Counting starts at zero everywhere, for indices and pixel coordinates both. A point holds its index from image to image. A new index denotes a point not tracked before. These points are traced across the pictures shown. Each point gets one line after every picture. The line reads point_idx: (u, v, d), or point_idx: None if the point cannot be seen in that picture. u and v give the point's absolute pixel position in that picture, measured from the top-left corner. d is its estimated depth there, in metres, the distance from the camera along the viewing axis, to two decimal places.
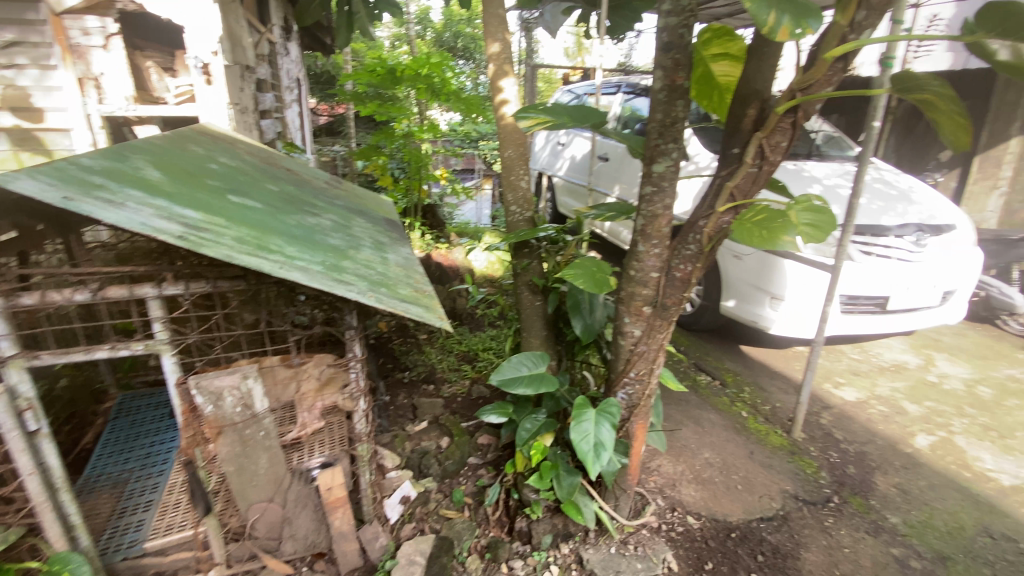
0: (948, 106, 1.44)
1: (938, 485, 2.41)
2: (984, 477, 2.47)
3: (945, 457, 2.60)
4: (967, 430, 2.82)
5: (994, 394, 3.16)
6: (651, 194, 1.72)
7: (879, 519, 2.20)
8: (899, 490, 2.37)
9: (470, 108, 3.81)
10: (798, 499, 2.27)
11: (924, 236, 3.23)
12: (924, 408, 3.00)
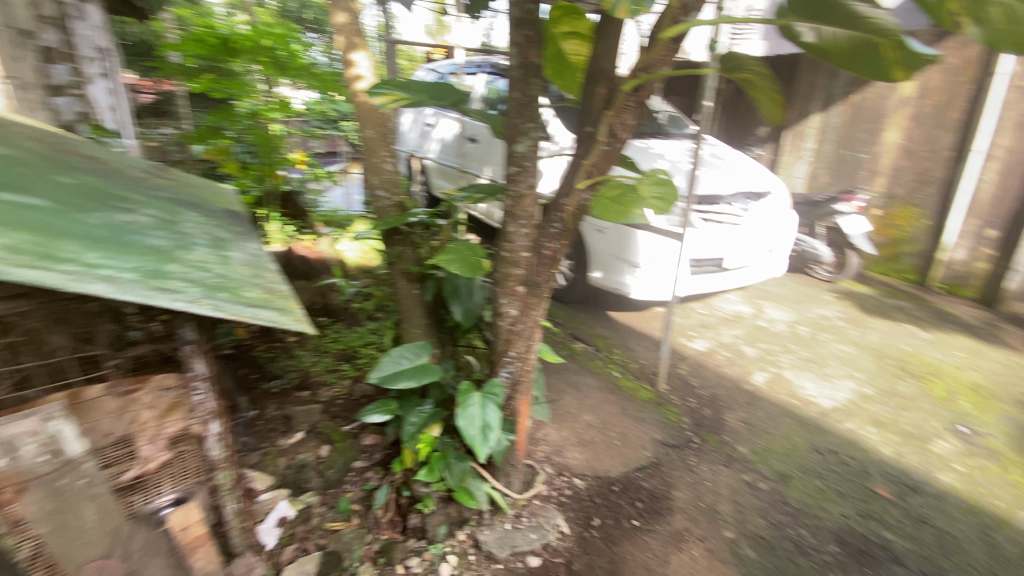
0: (766, 84, 1.61)
1: (773, 415, 2.82)
2: (808, 402, 2.95)
3: (779, 390, 3.06)
4: (793, 364, 3.35)
5: (809, 331, 3.81)
6: (516, 174, 1.70)
7: (731, 451, 2.53)
8: (746, 423, 2.75)
9: (326, 84, 3.60)
10: (666, 445, 2.53)
11: (748, 203, 3.77)
12: (760, 350, 3.51)
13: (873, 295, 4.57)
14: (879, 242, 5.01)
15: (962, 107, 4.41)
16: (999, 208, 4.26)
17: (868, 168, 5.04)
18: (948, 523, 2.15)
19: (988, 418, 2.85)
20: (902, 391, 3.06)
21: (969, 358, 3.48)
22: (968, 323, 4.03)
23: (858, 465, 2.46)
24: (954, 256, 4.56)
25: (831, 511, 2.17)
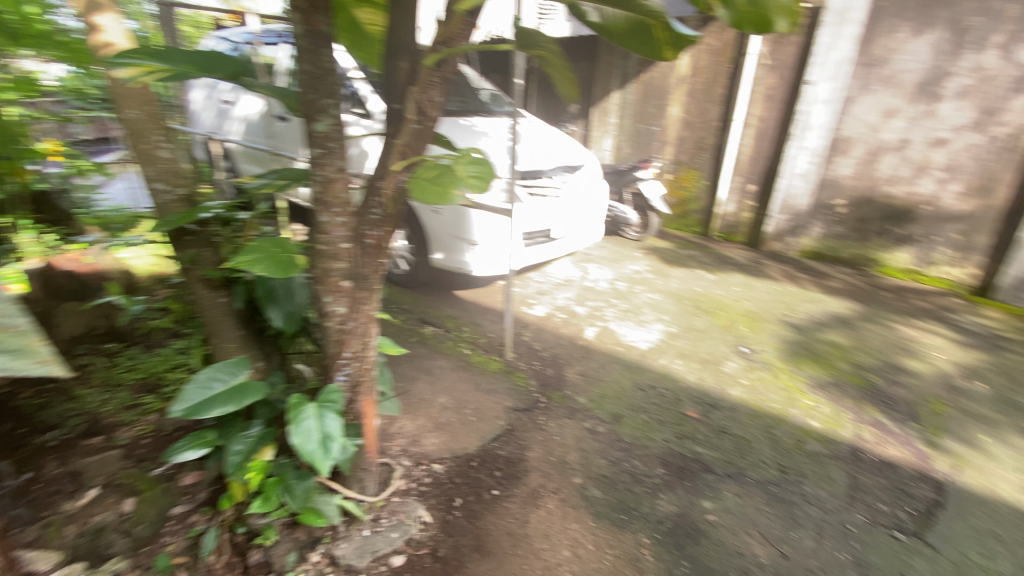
0: (558, 61, 1.51)
1: (604, 363, 3.17)
2: (630, 347, 3.37)
3: (606, 340, 3.46)
4: (616, 315, 3.81)
5: (626, 285, 4.35)
6: (321, 156, 1.53)
7: (573, 403, 2.76)
8: (583, 376, 3.02)
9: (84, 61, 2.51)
10: (517, 410, 2.66)
11: (564, 176, 4.08)
12: (588, 307, 3.93)
13: (673, 248, 5.36)
14: (673, 203, 5.89)
15: (723, 86, 5.28)
16: (754, 167, 5.26)
17: (660, 139, 5.86)
18: (740, 428, 2.60)
19: (758, 335, 3.56)
20: (698, 325, 3.67)
21: (741, 290, 4.31)
22: (739, 262, 4.98)
23: (671, 394, 2.88)
24: (725, 209, 5.56)
25: (656, 439, 2.50)
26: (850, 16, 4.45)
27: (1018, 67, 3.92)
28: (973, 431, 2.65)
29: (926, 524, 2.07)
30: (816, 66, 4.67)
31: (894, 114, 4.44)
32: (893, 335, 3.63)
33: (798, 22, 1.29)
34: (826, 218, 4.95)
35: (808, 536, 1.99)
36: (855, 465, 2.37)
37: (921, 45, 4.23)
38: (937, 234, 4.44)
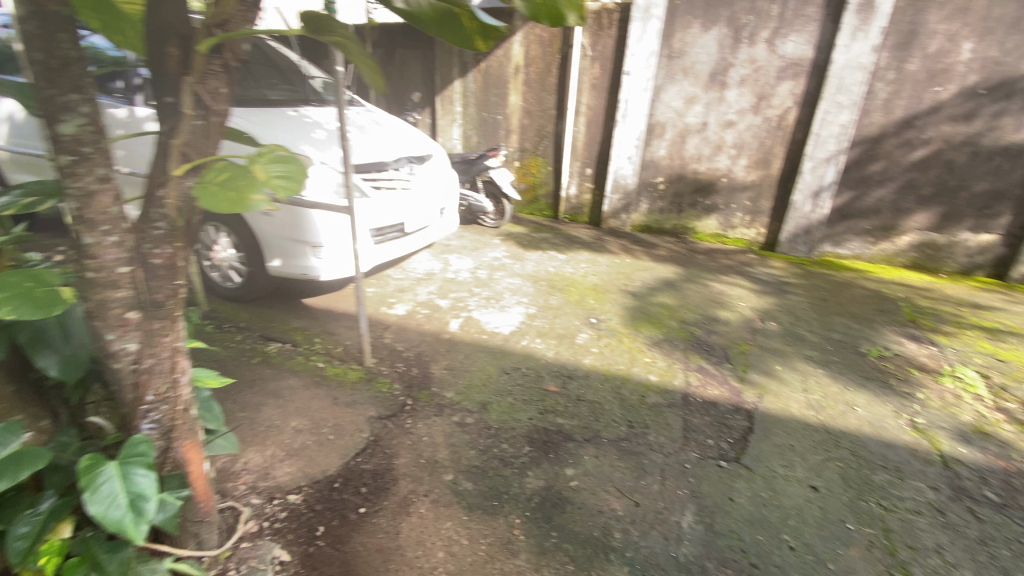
0: (353, 49, 1.29)
1: (468, 353, 3.18)
2: (492, 333, 3.42)
3: (469, 329, 3.46)
4: (478, 304, 3.83)
5: (486, 273, 4.41)
6: (72, 164, 1.25)
7: (438, 400, 2.72)
8: (447, 370, 3.00)
9: None
10: (381, 418, 2.55)
11: (413, 167, 3.95)
12: (450, 299, 3.89)
13: (526, 232, 5.57)
14: (523, 188, 6.15)
15: (555, 74, 5.63)
16: (588, 152, 5.70)
17: (504, 127, 6.03)
18: (593, 393, 2.82)
19: (604, 306, 3.88)
20: (553, 303, 3.88)
21: (589, 266, 4.65)
22: (585, 241, 5.37)
23: (533, 373, 3.00)
24: (569, 192, 5.93)
25: (520, 419, 2.59)
26: (653, 11, 4.95)
27: (777, 60, 4.75)
28: (770, 363, 3.20)
29: (743, 449, 2.45)
30: (630, 57, 5.13)
31: (695, 100, 5.10)
32: (710, 291, 4.22)
33: (585, 17, 1.33)
34: (652, 195, 5.55)
35: (654, 480, 2.23)
36: (686, 409, 2.72)
37: (709, 40, 4.90)
38: (735, 202, 5.26)
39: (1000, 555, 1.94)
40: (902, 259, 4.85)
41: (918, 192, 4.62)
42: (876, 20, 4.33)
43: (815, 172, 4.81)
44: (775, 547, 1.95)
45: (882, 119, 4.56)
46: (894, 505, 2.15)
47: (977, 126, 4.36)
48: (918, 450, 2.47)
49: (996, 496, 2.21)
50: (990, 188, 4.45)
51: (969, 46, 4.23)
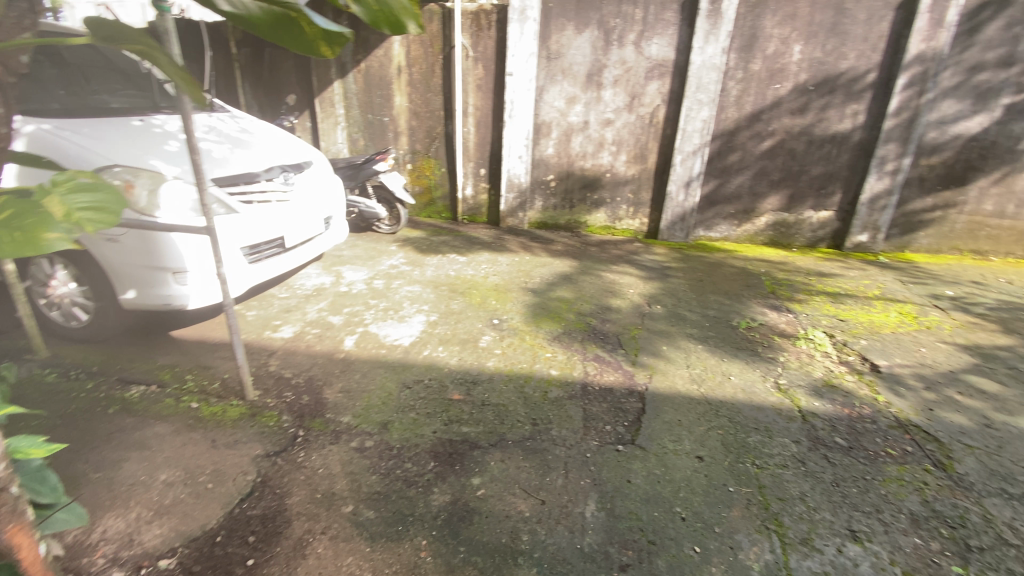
0: (161, 58, 1.23)
1: (366, 372, 3.03)
2: (392, 347, 3.30)
3: (366, 345, 3.30)
4: (375, 317, 3.66)
5: (383, 282, 4.24)
6: None
7: (334, 427, 2.57)
8: (344, 393, 2.84)
9: None
10: (269, 456, 2.36)
11: (289, 175, 3.67)
12: (344, 315, 3.69)
13: (424, 237, 5.45)
14: (417, 191, 6.03)
15: (439, 75, 5.57)
16: (480, 153, 5.71)
17: (392, 129, 5.85)
18: (497, 396, 2.83)
19: (505, 305, 3.91)
20: (454, 308, 3.82)
21: (488, 267, 4.66)
22: (484, 241, 5.37)
23: (436, 383, 2.94)
24: (465, 193, 5.91)
25: (423, 433, 2.53)
26: (529, 14, 5.05)
27: (645, 61, 5.09)
28: (658, 344, 3.44)
29: (638, 430, 2.60)
30: (510, 58, 5.20)
31: (575, 99, 5.32)
32: (603, 282, 4.43)
33: (422, 25, 1.56)
34: (544, 192, 5.69)
35: (558, 475, 2.29)
36: (586, 399, 2.82)
37: (583, 42, 5.12)
38: (620, 195, 5.57)
39: (848, 493, 2.23)
40: (762, 238, 5.45)
41: (769, 178, 5.22)
42: (723, 25, 4.78)
43: (685, 164, 5.24)
44: (668, 520, 2.08)
45: (736, 114, 5.08)
46: (766, 463, 2.40)
47: (810, 118, 5.00)
48: (782, 409, 2.79)
49: (843, 440, 2.55)
50: (824, 172, 5.13)
51: (798, 48, 4.82)
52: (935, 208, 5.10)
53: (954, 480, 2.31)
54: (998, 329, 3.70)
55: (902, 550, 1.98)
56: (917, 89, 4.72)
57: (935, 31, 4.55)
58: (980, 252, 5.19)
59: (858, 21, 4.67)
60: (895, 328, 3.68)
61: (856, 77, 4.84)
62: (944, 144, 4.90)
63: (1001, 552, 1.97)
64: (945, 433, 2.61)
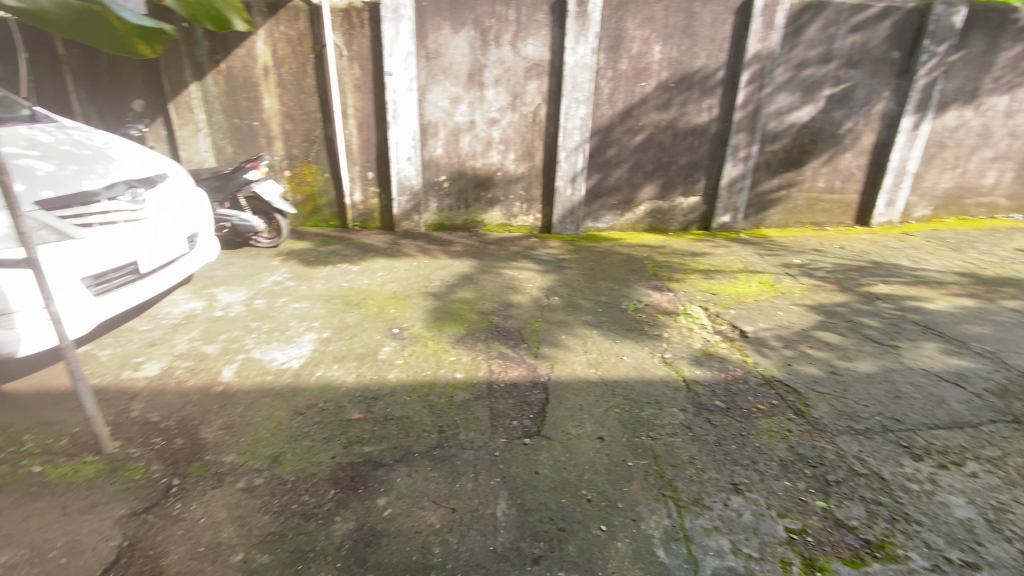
0: None
1: (252, 403, 2.77)
2: (280, 371, 3.04)
3: (249, 374, 3.01)
4: (258, 342, 3.35)
5: (266, 302, 3.90)
6: None
7: (217, 470, 2.32)
8: (226, 430, 2.57)
9: None
10: (136, 514, 2.07)
11: (138, 191, 3.20)
12: (221, 343, 3.33)
13: (311, 248, 5.11)
14: (300, 200, 5.64)
15: (311, 75, 5.23)
16: (365, 156, 5.48)
17: (264, 135, 5.41)
18: (401, 408, 2.73)
19: (405, 313, 3.78)
20: (348, 321, 3.62)
21: (384, 274, 4.49)
22: (378, 247, 5.16)
23: (332, 404, 2.76)
24: (353, 199, 5.63)
25: (322, 461, 2.37)
26: (402, 12, 4.93)
27: (522, 61, 5.21)
28: (558, 334, 3.55)
29: (543, 421, 2.66)
30: (388, 58, 5.04)
31: (458, 99, 5.30)
32: (502, 279, 4.48)
33: None
34: (437, 193, 5.61)
35: (467, 480, 2.27)
36: (492, 398, 2.83)
37: (460, 42, 5.11)
38: (512, 192, 5.66)
39: (729, 450, 2.47)
40: (643, 225, 5.87)
41: (644, 169, 5.63)
42: (591, 26, 5.05)
43: (569, 160, 5.47)
44: (576, 505, 2.15)
45: (610, 110, 5.40)
46: (659, 434, 2.58)
47: (674, 112, 5.46)
48: (669, 381, 3.02)
49: (722, 403, 2.82)
50: (691, 161, 5.64)
51: (657, 49, 5.23)
52: (781, 188, 5.84)
53: (811, 424, 2.66)
54: (835, 289, 4.33)
55: (775, 493, 2.23)
56: (758, 84, 5.35)
57: (767, 34, 5.19)
58: (818, 224, 6.04)
59: (705, 24, 5.18)
60: (757, 296, 4.16)
61: (708, 74, 5.36)
62: (783, 132, 5.62)
63: (850, 480, 2.30)
64: (802, 384, 3.00)
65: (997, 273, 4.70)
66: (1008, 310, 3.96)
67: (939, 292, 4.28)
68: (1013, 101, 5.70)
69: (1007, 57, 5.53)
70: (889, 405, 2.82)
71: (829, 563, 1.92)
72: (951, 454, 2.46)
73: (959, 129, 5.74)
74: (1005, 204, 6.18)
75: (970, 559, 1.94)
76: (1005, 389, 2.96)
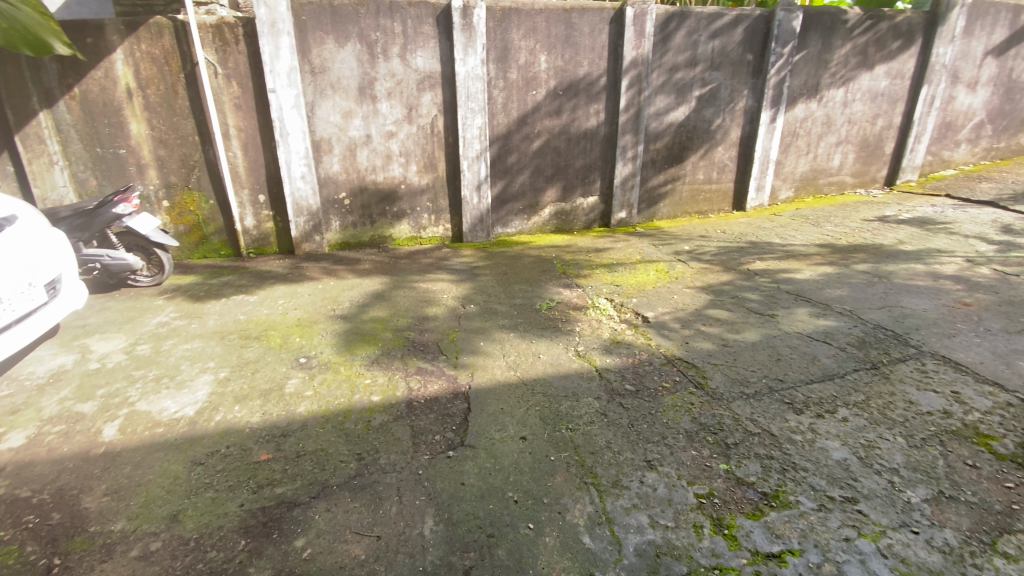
0: None
1: (142, 460, 2.49)
2: (173, 422, 2.75)
3: (135, 431, 2.69)
4: (143, 393, 3.00)
5: (150, 347, 3.52)
6: None
7: (106, 541, 2.06)
8: (111, 495, 2.28)
9: None
10: None
11: None
12: (99, 400, 2.94)
13: (201, 281, 4.68)
14: (183, 231, 5.16)
15: (183, 95, 4.82)
16: (255, 178, 5.14)
17: (133, 163, 4.89)
18: (314, 442, 2.59)
19: (312, 340, 3.59)
20: (249, 357, 3.37)
21: (286, 301, 4.23)
22: (278, 274, 4.85)
23: (236, 448, 2.56)
24: (245, 224, 5.26)
25: (228, 511, 2.19)
26: (281, 27, 4.71)
27: (413, 73, 5.19)
28: (475, 342, 3.57)
29: (465, 430, 2.66)
30: (269, 75, 4.79)
31: (351, 114, 5.14)
32: (416, 293, 4.41)
33: None
34: (338, 211, 5.40)
35: (392, 503, 2.21)
36: (412, 415, 2.77)
37: (347, 56, 4.97)
38: (417, 205, 5.60)
39: (641, 429, 2.63)
40: (549, 226, 6.07)
41: (544, 173, 5.84)
42: (478, 38, 5.15)
43: (472, 169, 5.52)
44: (503, 508, 2.18)
45: (506, 119, 5.53)
46: (577, 424, 2.69)
47: (565, 118, 5.72)
48: (583, 372, 3.16)
49: (632, 386, 3.00)
50: (586, 163, 5.94)
51: (543, 58, 5.45)
52: (668, 182, 6.33)
53: (710, 394, 2.90)
54: (720, 269, 4.77)
55: (684, 464, 2.40)
56: (637, 88, 5.77)
57: (640, 41, 5.61)
58: (703, 212, 6.62)
59: (584, 33, 5.49)
60: (656, 284, 4.47)
61: (593, 81, 5.68)
62: (664, 131, 6.09)
63: (746, 440, 2.54)
64: (699, 359, 3.27)
65: (848, 242, 5.43)
66: (859, 272, 4.60)
67: (805, 263, 4.86)
68: (845, 93, 6.64)
69: (837, 56, 6.43)
70: (773, 367, 3.15)
71: (734, 520, 2.10)
72: (826, 404, 2.80)
73: (806, 120, 6.58)
74: (850, 181, 7.17)
75: (847, 494, 2.22)
76: (862, 341, 3.43)
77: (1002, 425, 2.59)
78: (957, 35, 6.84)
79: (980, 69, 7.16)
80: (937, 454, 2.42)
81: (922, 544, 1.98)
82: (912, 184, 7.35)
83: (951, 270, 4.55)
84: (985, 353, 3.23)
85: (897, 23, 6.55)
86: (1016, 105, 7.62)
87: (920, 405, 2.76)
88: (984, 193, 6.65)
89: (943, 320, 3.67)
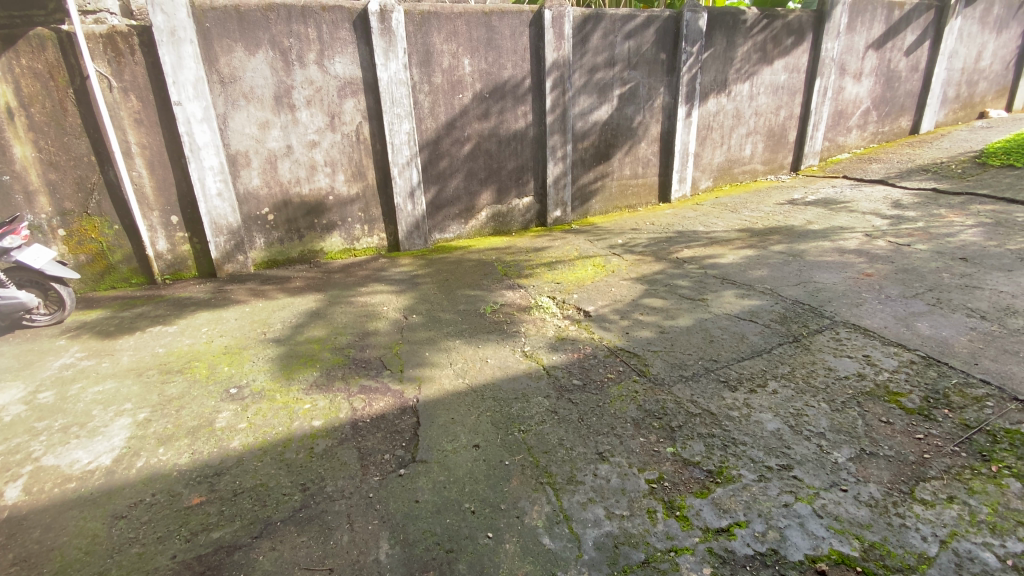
0: None
1: (53, 521, 2.21)
2: (87, 475, 2.47)
3: (43, 489, 2.39)
4: (48, 446, 2.68)
5: (54, 394, 3.14)
6: None
7: None
8: (20, 564, 2.02)
9: None
10: None
11: None
12: None
13: (110, 315, 4.26)
14: (84, 261, 4.67)
15: (74, 112, 4.36)
16: (164, 199, 4.75)
17: (19, 190, 4.35)
18: (252, 477, 2.42)
19: (243, 368, 3.36)
20: (171, 394, 3.09)
21: (210, 329, 3.94)
22: (200, 299, 4.52)
23: (164, 495, 2.34)
24: (157, 248, 4.84)
25: (159, 566, 2.00)
26: (181, 35, 4.38)
27: (333, 80, 4.99)
28: (421, 353, 3.49)
29: (416, 446, 2.58)
30: (173, 86, 4.43)
31: (268, 124, 4.87)
32: (354, 307, 4.25)
33: None
34: (262, 227, 5.09)
35: (343, 532, 2.10)
36: (358, 437, 2.66)
37: (259, 64, 4.70)
38: (348, 216, 5.40)
39: (591, 423, 2.68)
40: (487, 228, 6.06)
41: (478, 177, 5.82)
42: (398, 42, 5.05)
43: (403, 176, 5.41)
44: (460, 521, 2.14)
45: (434, 123, 5.45)
46: (529, 425, 2.69)
47: (493, 121, 5.73)
48: (531, 371, 3.18)
49: (579, 380, 3.06)
50: (518, 164, 5.99)
51: (467, 61, 5.43)
52: (597, 179, 6.52)
53: (652, 380, 3.01)
54: (652, 260, 4.96)
55: (634, 452, 2.47)
56: (561, 89, 5.90)
57: (560, 43, 5.75)
58: (633, 205, 6.88)
59: (505, 36, 5.53)
60: (594, 279, 4.58)
61: (517, 83, 5.73)
62: (590, 130, 6.26)
63: (689, 422, 2.65)
64: (639, 347, 3.39)
65: (764, 225, 5.83)
66: (776, 253, 4.95)
67: (728, 248, 5.17)
68: (751, 87, 7.13)
69: (740, 53, 6.88)
70: (706, 349, 3.32)
71: (684, 501, 2.19)
72: (757, 379, 2.99)
73: (718, 113, 7.00)
74: (761, 169, 7.71)
75: (783, 462, 2.36)
76: (784, 316, 3.70)
77: (907, 382, 2.87)
78: (842, 32, 7.53)
79: (863, 61, 7.93)
80: (855, 415, 2.64)
81: (852, 501, 2.14)
82: (814, 168, 8.02)
83: (854, 245, 5.00)
84: (888, 317, 3.58)
85: (790, 21, 7.09)
86: (896, 92, 8.52)
87: (838, 371, 3.01)
88: (874, 173, 7.39)
89: (850, 291, 4.02)
